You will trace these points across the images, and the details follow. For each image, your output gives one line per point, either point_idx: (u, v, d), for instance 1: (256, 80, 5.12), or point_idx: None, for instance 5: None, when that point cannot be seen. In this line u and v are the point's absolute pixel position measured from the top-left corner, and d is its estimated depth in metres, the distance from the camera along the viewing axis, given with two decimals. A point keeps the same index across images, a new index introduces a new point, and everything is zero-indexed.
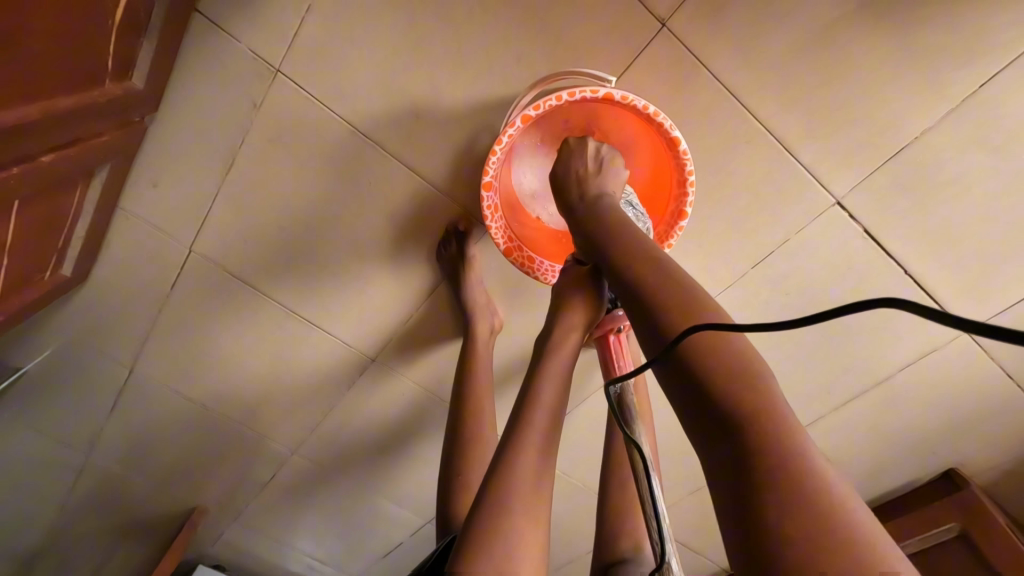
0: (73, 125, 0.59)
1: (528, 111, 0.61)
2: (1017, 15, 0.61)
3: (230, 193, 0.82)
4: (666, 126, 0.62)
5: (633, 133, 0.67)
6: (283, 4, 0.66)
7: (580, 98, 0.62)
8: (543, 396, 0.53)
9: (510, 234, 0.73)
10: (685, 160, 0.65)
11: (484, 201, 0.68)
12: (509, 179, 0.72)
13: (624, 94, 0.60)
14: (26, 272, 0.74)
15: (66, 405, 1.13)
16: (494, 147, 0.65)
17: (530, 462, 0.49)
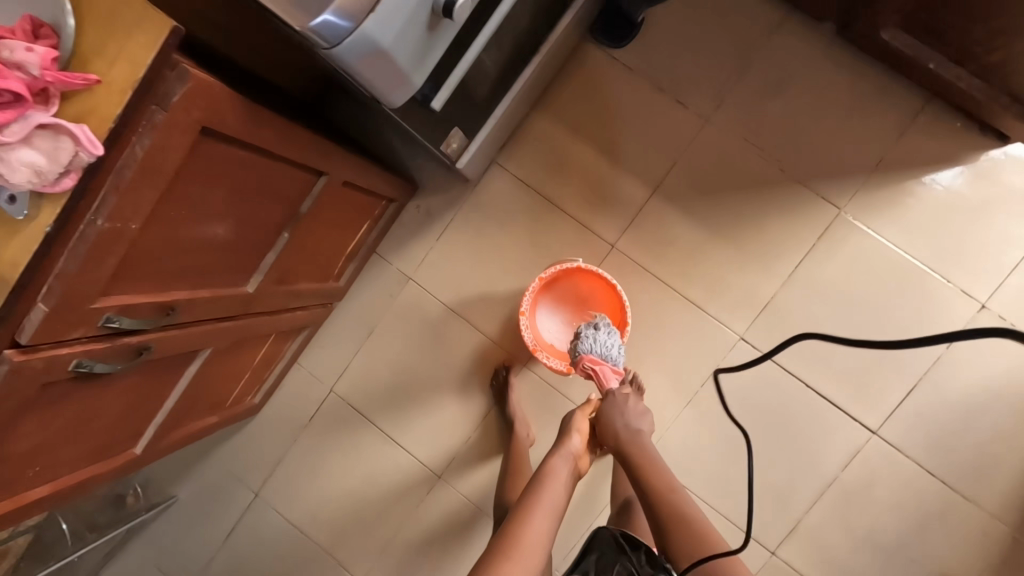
0: (315, 298, 1.16)
1: (542, 275, 1.15)
2: (795, 233, 1.18)
3: (367, 349, 1.34)
4: (610, 280, 1.14)
5: (597, 287, 1.20)
6: (419, 246, 1.31)
7: (566, 269, 1.17)
8: (557, 471, 0.84)
9: (536, 343, 1.16)
10: (624, 296, 1.15)
11: (522, 321, 1.13)
12: (534, 314, 1.20)
13: (588, 264, 1.15)
14: (245, 390, 1.21)
15: (191, 533, 1.42)
16: (526, 294, 1.15)
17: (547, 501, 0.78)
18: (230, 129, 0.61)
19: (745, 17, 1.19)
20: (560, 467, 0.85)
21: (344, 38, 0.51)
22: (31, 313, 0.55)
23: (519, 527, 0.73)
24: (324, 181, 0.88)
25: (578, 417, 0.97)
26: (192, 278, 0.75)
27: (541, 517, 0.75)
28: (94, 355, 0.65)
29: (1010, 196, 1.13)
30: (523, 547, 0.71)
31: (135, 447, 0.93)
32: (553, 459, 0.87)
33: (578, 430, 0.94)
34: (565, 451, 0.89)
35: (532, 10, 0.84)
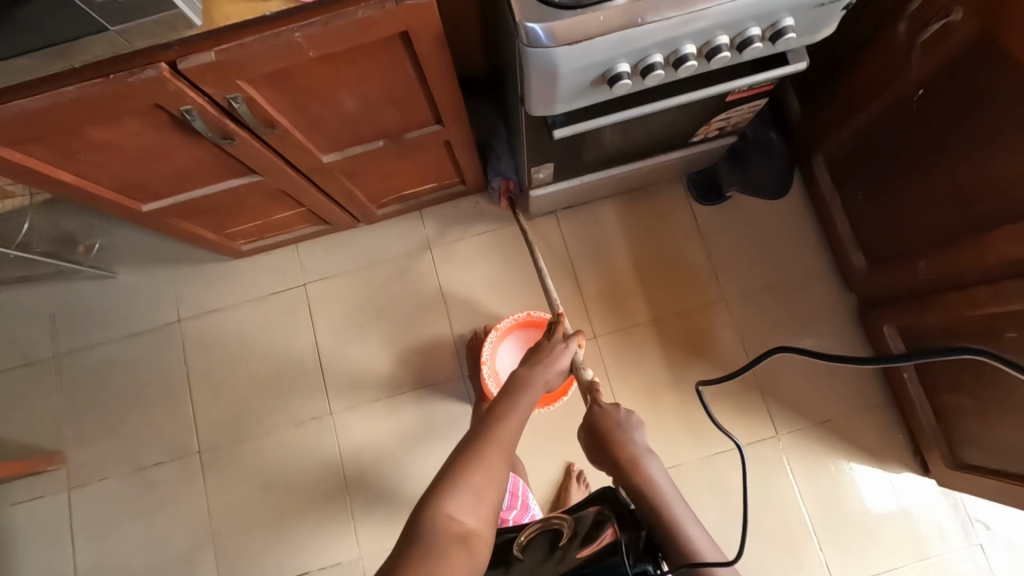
0: (353, 204, 1.26)
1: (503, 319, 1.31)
2: (731, 425, 1.31)
3: (357, 274, 1.45)
4: None
5: None
6: (454, 231, 1.45)
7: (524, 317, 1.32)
8: (516, 409, 0.76)
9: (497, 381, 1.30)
10: None
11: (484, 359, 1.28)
12: (500, 353, 1.33)
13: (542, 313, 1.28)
14: (242, 232, 1.29)
15: (100, 312, 1.46)
16: (491, 333, 1.30)
17: (511, 425, 0.74)
18: (417, 46, 0.76)
19: (798, 248, 1.39)
20: (537, 380, 0.80)
21: (541, 47, 0.67)
22: (201, 54, 0.67)
23: (471, 457, 0.70)
24: (436, 130, 1.02)
25: (557, 357, 0.84)
26: (301, 118, 0.87)
27: (520, 415, 0.76)
28: (201, 114, 0.76)
29: (906, 515, 1.25)
30: (493, 439, 0.72)
31: (144, 203, 1.01)
32: (526, 370, 0.81)
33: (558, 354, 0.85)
34: (544, 370, 0.82)
35: (659, 129, 1.02)
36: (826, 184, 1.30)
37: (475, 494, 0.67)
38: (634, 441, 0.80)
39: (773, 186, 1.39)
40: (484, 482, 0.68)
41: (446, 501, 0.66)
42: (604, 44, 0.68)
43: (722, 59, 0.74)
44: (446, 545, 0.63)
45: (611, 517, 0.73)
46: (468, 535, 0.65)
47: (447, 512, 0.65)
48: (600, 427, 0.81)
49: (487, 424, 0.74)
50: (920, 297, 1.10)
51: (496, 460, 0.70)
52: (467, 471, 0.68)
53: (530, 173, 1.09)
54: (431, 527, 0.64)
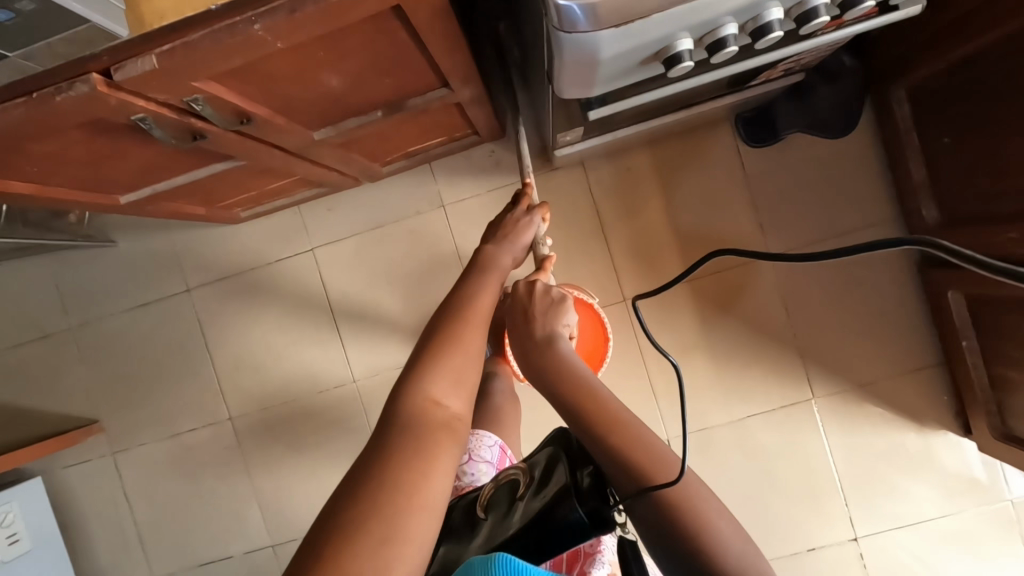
0: (354, 169, 1.12)
1: None
2: (765, 390, 1.26)
3: (366, 236, 1.35)
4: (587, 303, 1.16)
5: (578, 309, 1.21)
6: (468, 186, 1.31)
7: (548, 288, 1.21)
8: (487, 282, 0.69)
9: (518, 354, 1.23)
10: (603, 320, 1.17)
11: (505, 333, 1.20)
12: None
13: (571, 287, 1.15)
14: (237, 203, 1.17)
15: (107, 282, 1.40)
16: None
17: (490, 292, 0.68)
18: (414, 17, 0.58)
19: (859, 196, 1.22)
20: (502, 256, 0.74)
21: (577, 32, 0.50)
22: (141, 59, 0.52)
23: (450, 327, 0.62)
24: (443, 94, 0.85)
25: (525, 228, 0.81)
26: (281, 103, 0.72)
27: (491, 288, 0.68)
28: (158, 120, 0.62)
29: (939, 475, 1.24)
30: (472, 309, 0.64)
31: (121, 196, 0.90)
32: (493, 245, 0.76)
33: (525, 231, 0.81)
34: (509, 245, 0.77)
35: (714, 84, 0.83)
36: (905, 124, 1.10)
37: (455, 375, 0.58)
38: (547, 322, 0.73)
39: (839, 121, 1.18)
40: (460, 358, 0.59)
41: (426, 381, 0.56)
42: (662, 21, 0.51)
43: (816, 24, 0.56)
44: (432, 429, 0.53)
45: (562, 460, 0.63)
46: (451, 419, 0.55)
47: (428, 390, 0.56)
48: (530, 306, 0.75)
49: (456, 305, 0.65)
50: (1000, 267, 0.96)
51: (475, 342, 0.61)
52: (447, 355, 0.59)
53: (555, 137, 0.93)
54: (409, 408, 0.54)
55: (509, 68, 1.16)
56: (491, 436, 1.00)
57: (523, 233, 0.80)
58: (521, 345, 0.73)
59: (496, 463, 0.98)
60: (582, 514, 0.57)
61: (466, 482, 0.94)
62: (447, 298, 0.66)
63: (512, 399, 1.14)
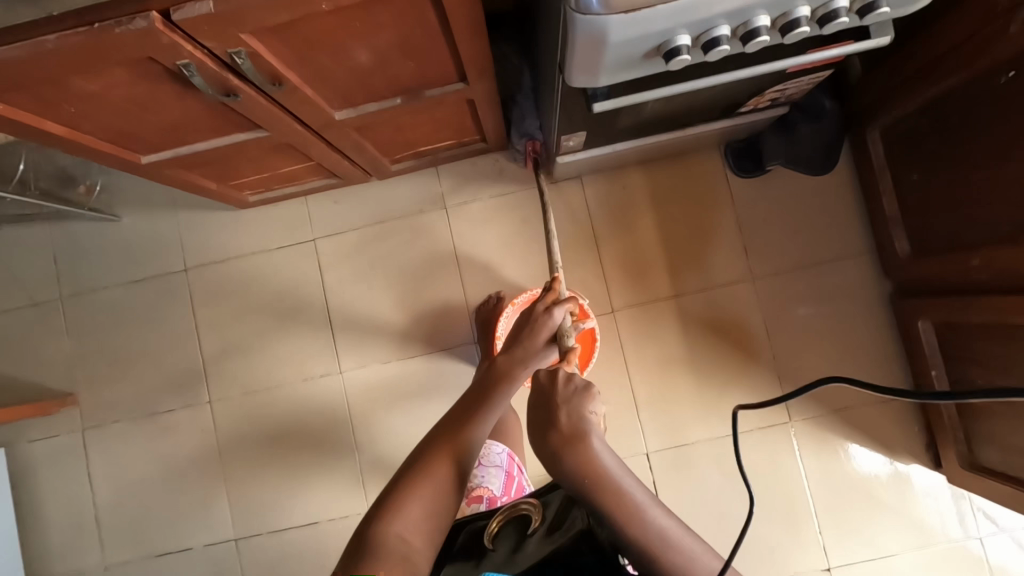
0: (366, 160, 1.18)
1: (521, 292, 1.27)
2: (744, 409, 1.29)
3: (368, 231, 1.39)
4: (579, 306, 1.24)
5: None
6: (472, 191, 1.37)
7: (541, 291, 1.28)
8: (482, 410, 0.76)
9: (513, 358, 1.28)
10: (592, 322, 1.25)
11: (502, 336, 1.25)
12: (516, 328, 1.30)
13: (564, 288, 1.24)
14: (248, 184, 1.22)
15: (106, 255, 1.42)
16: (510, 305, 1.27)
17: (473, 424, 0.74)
18: None
19: (836, 230, 1.30)
20: (513, 368, 0.80)
21: (591, 14, 0.57)
22: (198, 3, 0.58)
23: (429, 462, 0.69)
24: (460, 88, 0.93)
25: (539, 325, 0.83)
26: (311, 72, 0.77)
27: (487, 418, 0.76)
28: (200, 69, 0.68)
29: (910, 506, 1.26)
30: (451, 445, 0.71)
31: (143, 155, 0.94)
32: (505, 356, 0.82)
33: (538, 329, 0.83)
34: (519, 357, 0.81)
35: (707, 100, 0.91)
36: (879, 163, 1.19)
37: (422, 512, 0.66)
38: (573, 410, 0.68)
39: (821, 159, 1.28)
40: (428, 495, 0.67)
41: (393, 519, 0.64)
42: (665, 13, 0.58)
43: (797, 35, 0.64)
44: (390, 561, 0.60)
45: (579, 504, 0.73)
46: (410, 552, 0.62)
47: (397, 528, 0.64)
48: (553, 394, 0.70)
49: (446, 436, 0.73)
50: (964, 296, 1.03)
51: (438, 468, 0.69)
52: (417, 485, 0.67)
53: (559, 139, 1.00)
54: (383, 541, 0.62)
55: (520, 83, 1.25)
56: (500, 444, 1.04)
57: (539, 334, 0.83)
58: (542, 433, 0.68)
59: (505, 468, 1.02)
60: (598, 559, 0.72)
61: (476, 484, 0.99)
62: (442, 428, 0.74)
63: None
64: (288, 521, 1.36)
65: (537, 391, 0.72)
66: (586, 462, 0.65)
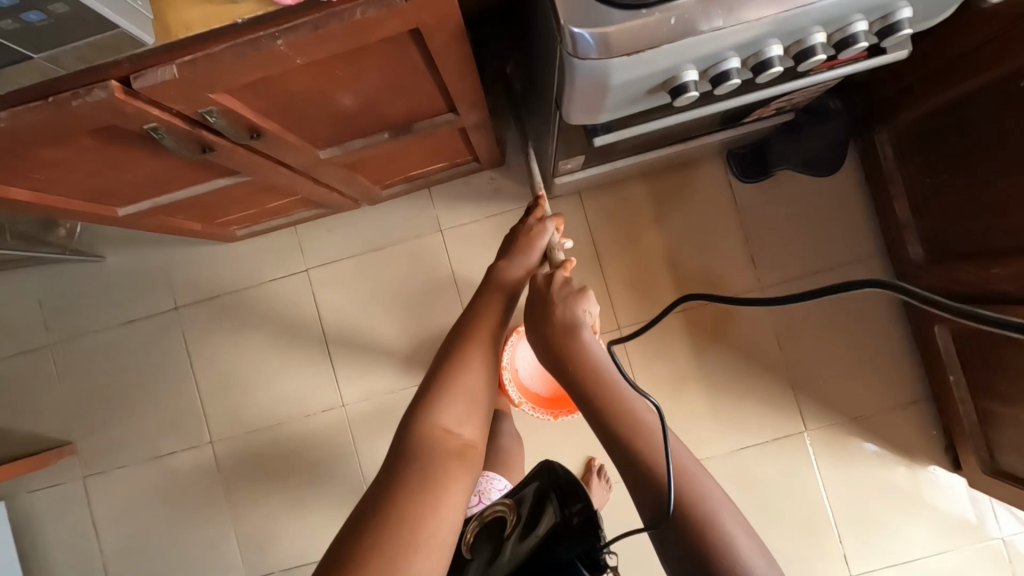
0: (356, 189, 1.13)
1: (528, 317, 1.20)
2: (758, 422, 1.26)
3: (363, 258, 1.35)
4: None
5: None
6: (467, 212, 1.32)
7: None
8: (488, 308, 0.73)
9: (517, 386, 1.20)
10: None
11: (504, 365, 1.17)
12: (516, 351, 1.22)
13: None
14: (235, 221, 1.17)
15: (93, 298, 1.37)
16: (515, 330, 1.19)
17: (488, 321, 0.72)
18: (431, 42, 0.60)
19: (846, 232, 1.26)
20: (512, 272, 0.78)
21: (590, 59, 0.52)
22: (161, 69, 0.53)
23: (451, 365, 0.67)
24: (450, 119, 0.87)
25: (538, 236, 0.83)
26: (291, 119, 0.73)
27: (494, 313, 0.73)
28: (170, 130, 0.63)
29: (931, 510, 1.24)
30: (476, 334, 0.70)
31: (120, 208, 0.89)
32: (504, 261, 0.80)
33: (531, 242, 0.82)
34: (518, 261, 0.80)
35: (712, 118, 0.86)
36: (889, 164, 1.15)
37: (466, 402, 0.66)
38: (571, 307, 0.66)
39: (825, 160, 1.23)
40: (468, 385, 0.66)
41: (439, 411, 0.64)
42: (670, 52, 0.53)
43: (813, 62, 0.59)
44: (438, 454, 0.60)
45: (552, 498, 0.75)
46: (463, 448, 0.63)
47: (438, 422, 0.63)
48: (545, 294, 0.68)
49: (462, 332, 0.71)
50: (986, 302, 0.99)
51: (478, 358, 0.68)
52: (452, 377, 0.66)
53: (557, 165, 0.95)
54: (422, 437, 0.62)
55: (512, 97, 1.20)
56: (501, 479, 0.99)
57: (531, 244, 0.82)
58: (539, 335, 0.67)
59: None
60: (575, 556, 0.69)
61: None
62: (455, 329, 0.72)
63: (509, 424, 1.12)
64: (299, 558, 1.34)
65: (533, 293, 0.70)
66: (625, 415, 0.60)
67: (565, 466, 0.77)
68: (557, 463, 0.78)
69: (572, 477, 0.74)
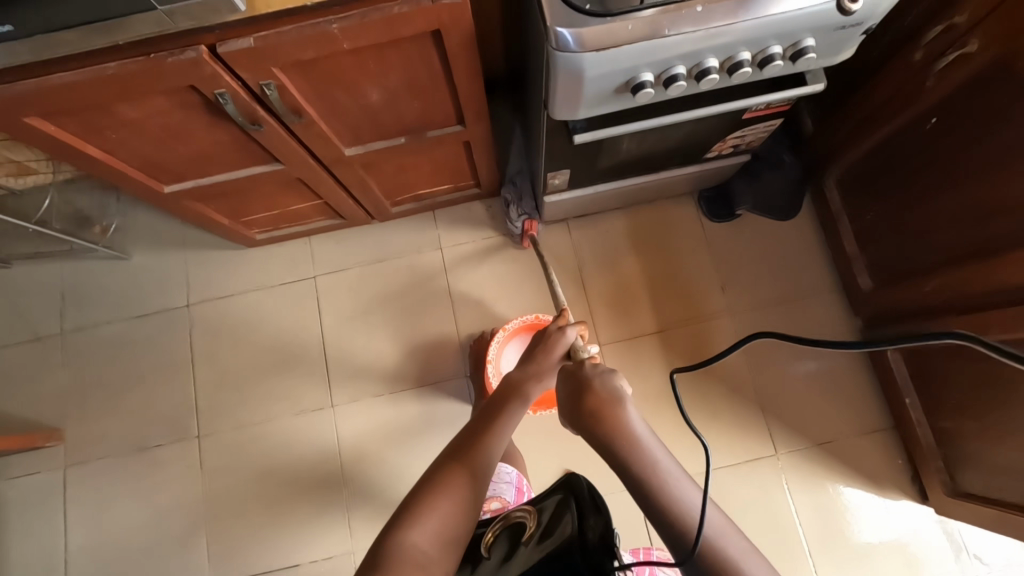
0: (369, 199, 1.28)
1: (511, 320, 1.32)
2: (730, 442, 1.31)
3: (367, 270, 1.47)
4: None
5: None
6: (465, 233, 1.47)
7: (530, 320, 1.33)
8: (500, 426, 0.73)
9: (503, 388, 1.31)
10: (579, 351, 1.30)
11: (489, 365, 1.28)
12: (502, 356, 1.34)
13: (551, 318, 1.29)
14: (258, 221, 1.31)
15: (111, 292, 1.47)
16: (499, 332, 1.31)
17: (483, 443, 0.71)
18: (448, 45, 0.78)
19: (805, 268, 1.40)
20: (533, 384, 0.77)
21: (569, 51, 0.69)
22: (241, 39, 0.69)
23: (434, 488, 0.67)
24: (458, 130, 1.04)
25: (558, 341, 0.80)
26: (328, 108, 0.89)
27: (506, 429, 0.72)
28: (234, 98, 0.78)
29: (903, 540, 1.25)
30: (462, 464, 0.69)
31: (166, 185, 1.03)
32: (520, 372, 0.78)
33: (548, 343, 0.81)
34: (536, 374, 0.78)
35: (676, 141, 1.03)
36: (836, 206, 1.31)
37: (440, 524, 0.64)
38: (608, 383, 0.67)
39: (785, 204, 1.40)
40: (445, 508, 0.65)
41: (411, 528, 0.63)
42: (630, 52, 0.70)
43: (742, 75, 0.76)
44: (402, 571, 0.60)
45: (573, 511, 0.77)
46: (424, 562, 0.62)
47: (407, 539, 0.62)
48: (579, 383, 0.68)
49: (453, 455, 0.70)
50: (926, 320, 1.10)
51: (459, 481, 0.67)
52: (432, 500, 0.66)
53: (545, 177, 1.11)
54: (390, 555, 0.61)
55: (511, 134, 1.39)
56: (509, 465, 1.08)
57: (552, 350, 0.79)
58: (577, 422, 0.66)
59: (516, 484, 1.04)
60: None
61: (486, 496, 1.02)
62: (448, 448, 0.72)
63: None
64: (267, 564, 1.31)
65: (569, 384, 0.70)
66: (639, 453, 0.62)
67: (586, 478, 0.78)
68: (581, 479, 0.78)
69: (593, 492, 0.77)
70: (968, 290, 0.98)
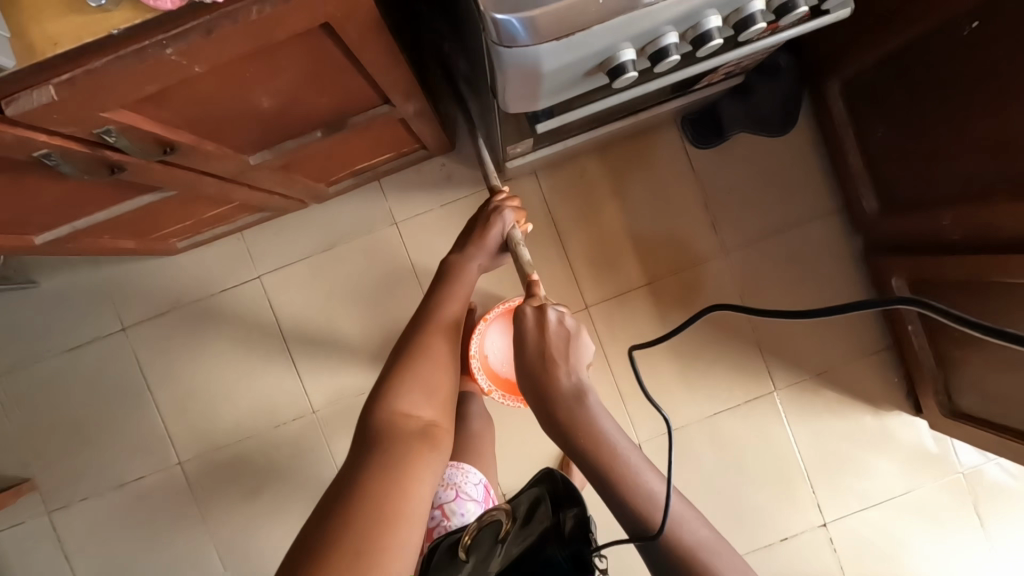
0: (298, 191, 1.07)
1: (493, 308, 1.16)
2: (728, 386, 1.28)
3: (317, 259, 1.29)
4: None
5: None
6: (420, 202, 1.28)
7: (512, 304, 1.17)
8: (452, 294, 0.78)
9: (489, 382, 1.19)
10: None
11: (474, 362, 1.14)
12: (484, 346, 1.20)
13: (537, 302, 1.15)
14: (173, 233, 1.10)
15: (31, 326, 1.29)
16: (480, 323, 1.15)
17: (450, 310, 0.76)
18: (346, 33, 0.55)
19: (802, 190, 1.26)
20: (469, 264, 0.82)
21: (518, 45, 0.48)
22: (36, 91, 0.47)
23: (412, 356, 0.70)
24: (386, 111, 0.82)
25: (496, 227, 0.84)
26: (208, 129, 0.66)
27: (455, 300, 0.78)
28: (65, 155, 0.57)
29: (897, 452, 1.29)
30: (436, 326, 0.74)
31: (35, 236, 0.82)
32: (458, 256, 0.82)
33: (485, 228, 0.85)
34: (477, 252, 0.84)
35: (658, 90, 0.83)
36: (839, 119, 1.14)
37: (423, 387, 0.69)
38: (570, 364, 0.66)
39: (779, 118, 1.22)
40: (428, 372, 0.70)
41: (398, 397, 0.67)
42: (603, 32, 0.50)
43: (754, 31, 0.57)
44: (403, 439, 0.64)
45: (546, 499, 0.73)
46: (425, 428, 0.66)
47: (397, 407, 0.67)
48: (541, 339, 0.66)
49: (425, 318, 0.75)
50: (940, 253, 1.00)
51: (439, 353, 0.71)
52: (412, 366, 0.70)
53: (505, 149, 0.90)
54: (381, 423, 0.65)
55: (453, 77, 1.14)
56: (476, 473, 0.98)
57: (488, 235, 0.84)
58: (531, 385, 0.66)
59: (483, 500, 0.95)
60: (561, 558, 0.66)
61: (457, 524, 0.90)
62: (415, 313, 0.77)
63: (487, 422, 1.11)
64: None
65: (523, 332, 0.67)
66: (618, 464, 0.63)
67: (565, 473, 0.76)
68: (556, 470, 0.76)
69: (569, 485, 0.73)
70: (998, 228, 0.87)
